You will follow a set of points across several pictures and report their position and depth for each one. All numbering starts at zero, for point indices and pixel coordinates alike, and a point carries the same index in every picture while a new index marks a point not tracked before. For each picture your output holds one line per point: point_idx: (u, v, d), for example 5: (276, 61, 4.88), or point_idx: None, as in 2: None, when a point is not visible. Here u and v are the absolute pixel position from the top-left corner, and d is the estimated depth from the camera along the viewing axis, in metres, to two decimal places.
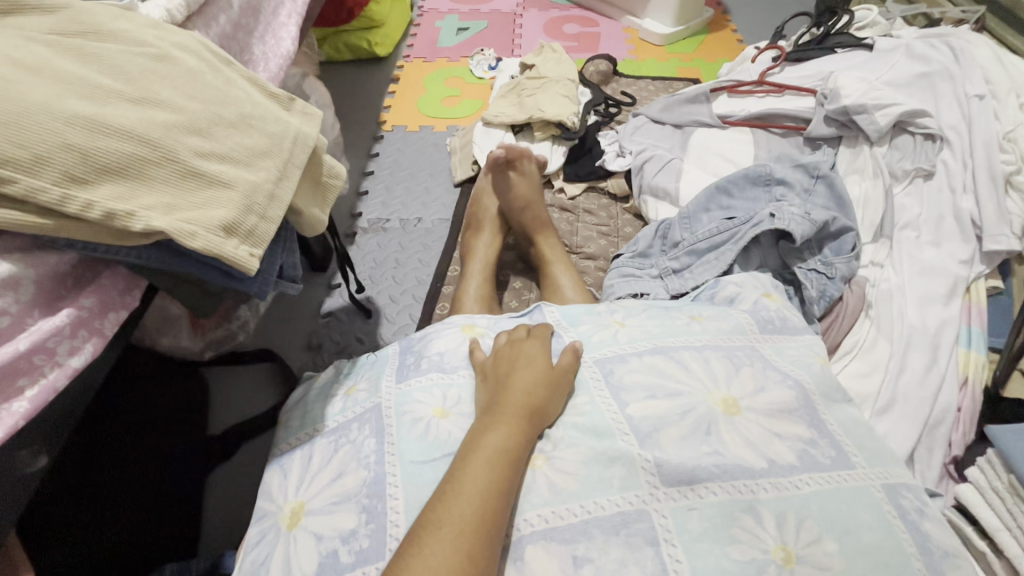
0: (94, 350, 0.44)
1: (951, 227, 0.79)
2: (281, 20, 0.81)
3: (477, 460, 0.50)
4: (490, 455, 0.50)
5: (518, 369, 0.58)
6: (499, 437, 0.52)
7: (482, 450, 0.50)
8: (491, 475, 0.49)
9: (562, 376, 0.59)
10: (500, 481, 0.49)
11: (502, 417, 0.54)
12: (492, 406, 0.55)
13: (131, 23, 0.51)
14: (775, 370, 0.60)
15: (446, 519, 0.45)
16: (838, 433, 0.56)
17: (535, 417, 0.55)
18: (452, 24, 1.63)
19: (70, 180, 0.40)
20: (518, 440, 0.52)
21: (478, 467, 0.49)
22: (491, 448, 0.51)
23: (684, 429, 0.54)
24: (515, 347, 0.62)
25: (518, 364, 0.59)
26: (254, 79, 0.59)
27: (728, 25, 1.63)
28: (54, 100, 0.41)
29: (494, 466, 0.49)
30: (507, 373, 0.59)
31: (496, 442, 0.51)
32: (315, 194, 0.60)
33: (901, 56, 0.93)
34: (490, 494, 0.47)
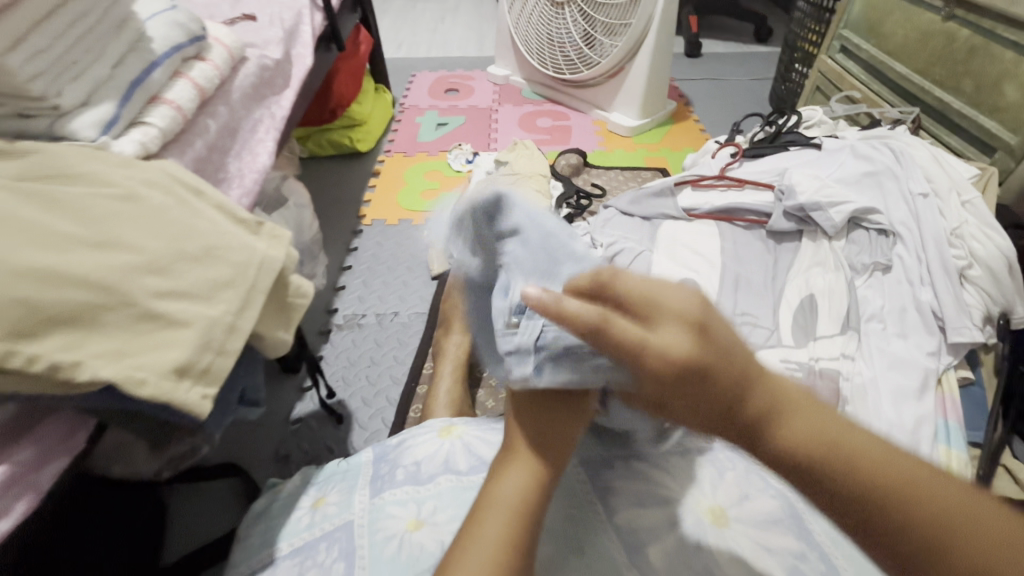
0: (25, 508, 0.41)
1: (915, 320, 0.80)
2: (260, 136, 0.85)
3: (491, 517, 0.41)
4: (505, 509, 0.42)
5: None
6: (514, 484, 0.43)
7: (497, 503, 0.42)
8: (506, 533, 0.41)
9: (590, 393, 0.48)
10: (516, 542, 0.41)
11: (517, 459, 0.45)
12: (506, 445, 0.47)
13: (102, 163, 0.53)
14: (761, 474, 0.53)
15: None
16: (831, 544, 0.48)
17: (559, 454, 0.46)
18: (431, 119, 1.72)
19: (16, 336, 0.39)
20: (538, 483, 0.44)
21: (492, 525, 0.41)
22: (507, 498, 0.43)
23: (669, 546, 0.47)
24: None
25: (533, 386, 0.49)
26: (224, 205, 0.60)
27: (690, 116, 1.75)
28: (9, 254, 0.41)
29: (511, 523, 0.41)
30: (521, 400, 0.49)
31: (511, 490, 0.43)
32: (279, 315, 0.59)
33: (847, 155, 0.99)
34: (507, 559, 0.40)
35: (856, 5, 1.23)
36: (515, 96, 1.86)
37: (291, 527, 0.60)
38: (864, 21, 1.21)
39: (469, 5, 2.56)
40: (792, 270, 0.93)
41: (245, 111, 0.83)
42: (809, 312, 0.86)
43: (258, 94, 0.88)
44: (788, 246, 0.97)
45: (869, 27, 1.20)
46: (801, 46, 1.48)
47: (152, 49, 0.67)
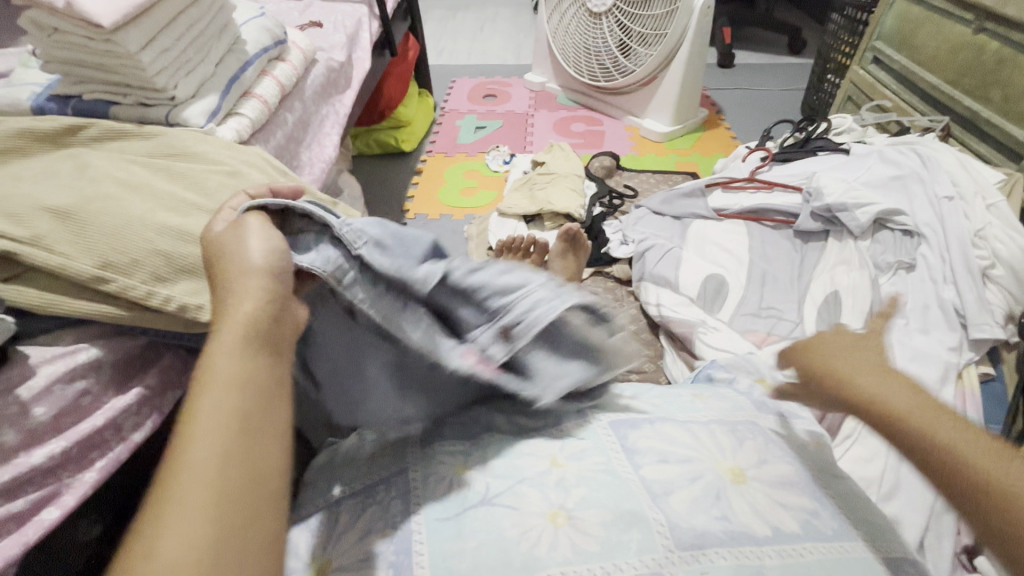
0: (153, 425, 0.49)
1: (937, 316, 0.83)
2: (326, 130, 0.93)
3: (207, 393, 0.33)
4: (232, 380, 0.34)
5: (233, 276, 0.41)
6: (224, 357, 0.35)
7: (209, 378, 0.34)
8: (237, 403, 0.33)
9: (267, 264, 0.43)
10: (246, 406, 0.33)
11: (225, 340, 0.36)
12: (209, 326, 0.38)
13: (211, 145, 0.62)
14: (779, 446, 0.57)
15: (181, 484, 0.29)
16: (841, 507, 0.52)
17: (259, 315, 0.38)
18: (470, 123, 1.81)
19: (156, 279, 0.48)
20: (251, 349, 0.36)
21: (213, 399, 0.33)
22: (225, 369, 0.34)
23: (693, 494, 0.50)
24: (224, 250, 0.44)
25: (229, 274, 0.42)
26: (306, 187, 0.69)
27: (722, 124, 1.79)
28: (150, 214, 0.50)
29: (240, 391, 0.34)
30: (222, 291, 0.41)
31: (230, 362, 0.35)
32: None
33: (875, 160, 1.03)
34: (236, 424, 0.32)
35: (889, 17, 1.27)
36: (551, 102, 1.94)
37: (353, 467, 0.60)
38: (896, 33, 1.25)
39: (506, 16, 2.66)
40: (818, 267, 0.98)
41: (315, 108, 0.93)
42: (833, 308, 0.90)
43: (325, 93, 0.98)
44: (814, 245, 1.02)
45: (901, 39, 1.24)
46: (834, 56, 1.51)
47: (245, 52, 0.76)
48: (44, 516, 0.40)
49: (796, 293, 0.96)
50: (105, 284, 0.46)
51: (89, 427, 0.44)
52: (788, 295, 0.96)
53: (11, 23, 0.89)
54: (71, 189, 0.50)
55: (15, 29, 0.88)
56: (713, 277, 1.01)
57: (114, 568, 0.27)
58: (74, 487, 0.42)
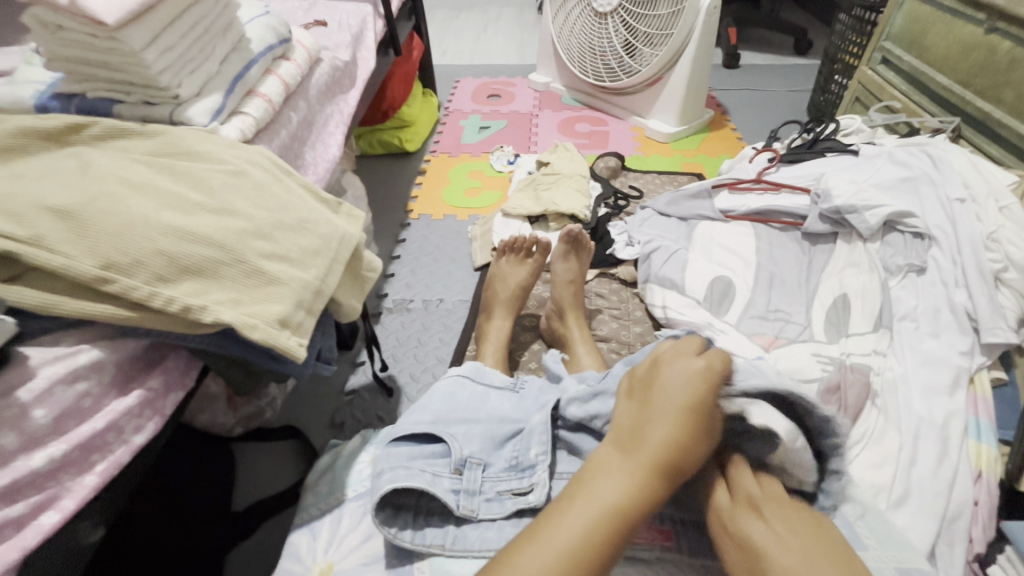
0: (155, 427, 0.49)
1: (948, 320, 0.82)
2: (331, 130, 0.93)
3: (575, 506, 0.43)
4: (595, 514, 0.42)
5: (654, 392, 0.48)
6: (611, 489, 0.44)
7: (593, 501, 0.43)
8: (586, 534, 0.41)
9: (693, 412, 0.46)
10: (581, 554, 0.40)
11: (637, 452, 0.45)
12: (621, 427, 0.49)
13: (215, 144, 0.62)
14: None
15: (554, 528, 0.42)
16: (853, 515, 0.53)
17: (672, 446, 0.45)
18: (475, 122, 1.80)
19: (158, 280, 0.47)
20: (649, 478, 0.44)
21: (601, 486, 0.44)
22: (605, 487, 0.44)
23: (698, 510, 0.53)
24: (655, 376, 0.50)
25: (658, 380, 0.49)
26: (310, 186, 0.68)
27: (727, 124, 1.78)
28: (153, 214, 0.50)
29: (596, 519, 0.42)
30: (640, 413, 0.48)
31: (609, 496, 0.43)
32: (354, 285, 0.67)
33: (884, 162, 1.02)
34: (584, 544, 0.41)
35: (899, 17, 1.26)
36: (555, 102, 1.93)
37: (354, 476, 0.66)
38: (906, 33, 1.24)
39: (511, 15, 2.65)
40: (826, 270, 0.97)
41: (319, 107, 0.92)
42: (842, 310, 0.89)
43: (329, 92, 0.97)
44: (822, 247, 1.01)
45: (911, 39, 1.22)
46: (841, 57, 1.50)
47: (250, 50, 0.76)
48: (44, 519, 0.40)
49: (804, 296, 0.95)
50: (107, 285, 0.45)
51: (89, 429, 0.44)
52: (795, 297, 0.95)
53: (14, 20, 0.89)
54: (74, 188, 0.49)
55: (18, 26, 0.88)
56: (720, 279, 1.00)
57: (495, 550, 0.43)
58: (74, 491, 0.42)
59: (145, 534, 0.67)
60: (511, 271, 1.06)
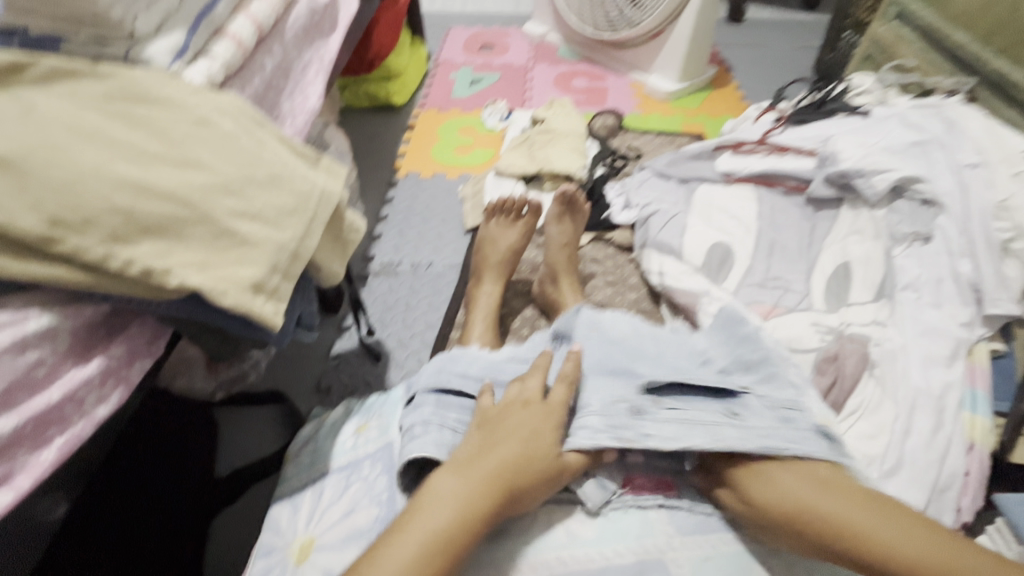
0: (119, 399, 0.45)
1: (951, 291, 0.80)
2: (310, 78, 0.86)
3: (406, 537, 0.45)
4: (424, 545, 0.45)
5: (479, 462, 0.50)
6: (436, 522, 0.46)
7: (426, 537, 0.45)
8: (416, 561, 0.44)
9: (527, 454, 0.52)
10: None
11: (471, 486, 0.48)
12: (418, 500, 0.48)
13: (176, 88, 0.56)
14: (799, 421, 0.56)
15: (381, 560, 0.44)
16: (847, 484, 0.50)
17: (501, 480, 0.49)
18: (466, 75, 1.70)
19: (113, 240, 0.43)
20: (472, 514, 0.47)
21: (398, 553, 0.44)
22: (438, 518, 0.46)
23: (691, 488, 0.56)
24: (500, 420, 0.54)
25: (503, 424, 0.54)
26: (285, 139, 0.63)
27: (730, 83, 1.71)
28: (104, 165, 0.45)
29: (422, 552, 0.44)
30: (481, 450, 0.52)
31: (435, 526, 0.46)
32: (335, 248, 0.62)
33: (896, 124, 0.98)
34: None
35: None
36: (551, 55, 1.83)
37: (337, 447, 0.64)
38: None
39: None
40: (828, 237, 0.94)
41: (296, 52, 0.85)
42: (843, 279, 0.87)
43: (307, 36, 0.89)
44: (826, 213, 0.98)
45: None
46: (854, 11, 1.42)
47: None
48: None
49: (804, 263, 0.92)
50: (55, 245, 0.41)
51: (42, 402, 0.40)
52: (795, 265, 0.92)
53: None
54: (13, 133, 0.44)
55: None
56: (719, 245, 0.96)
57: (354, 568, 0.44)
58: (29, 468, 0.39)
59: (117, 492, 0.65)
60: (501, 234, 1.02)
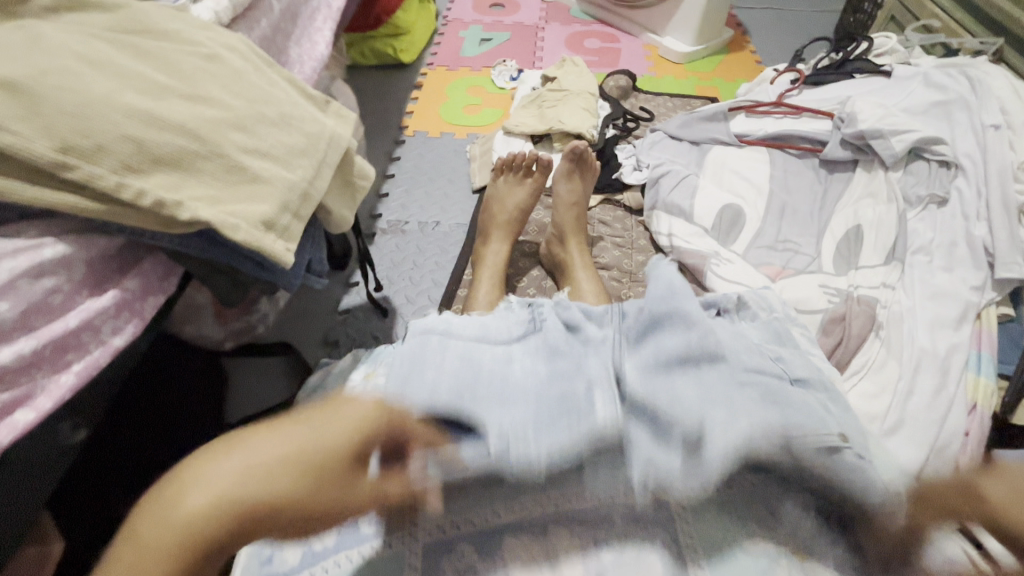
0: (134, 331, 0.46)
1: (964, 254, 0.79)
2: (317, 25, 0.83)
3: (178, 501, 0.35)
4: (187, 520, 0.34)
5: (277, 430, 0.39)
6: (208, 488, 0.35)
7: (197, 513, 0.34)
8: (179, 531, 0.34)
9: (353, 418, 0.41)
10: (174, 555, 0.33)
11: (265, 450, 0.38)
12: (150, 499, 0.36)
13: (183, 23, 0.55)
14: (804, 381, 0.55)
15: (144, 532, 0.34)
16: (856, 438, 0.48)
17: (313, 441, 0.38)
18: (475, 33, 1.66)
19: (126, 169, 0.42)
20: (278, 482, 0.36)
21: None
22: (213, 484, 0.35)
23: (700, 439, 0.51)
24: (339, 383, 0.44)
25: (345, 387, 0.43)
26: (294, 80, 0.62)
27: (747, 46, 1.66)
28: (115, 94, 0.44)
29: (191, 525, 0.34)
30: (314, 405, 0.42)
31: (204, 498, 0.35)
32: (344, 193, 0.62)
33: (918, 85, 0.95)
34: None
35: None
36: (563, 14, 1.77)
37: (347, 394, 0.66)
38: None
39: None
40: (842, 200, 0.92)
41: None
42: (854, 242, 0.86)
43: None
44: (840, 176, 0.96)
45: None
46: None
47: None
48: (18, 417, 0.38)
49: (815, 226, 0.91)
50: (67, 172, 0.41)
51: (60, 327, 0.41)
52: (806, 228, 0.91)
53: None
54: (21, 59, 0.43)
55: None
56: (730, 207, 0.95)
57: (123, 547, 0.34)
58: (49, 390, 0.40)
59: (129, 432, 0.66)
60: (509, 193, 1.01)
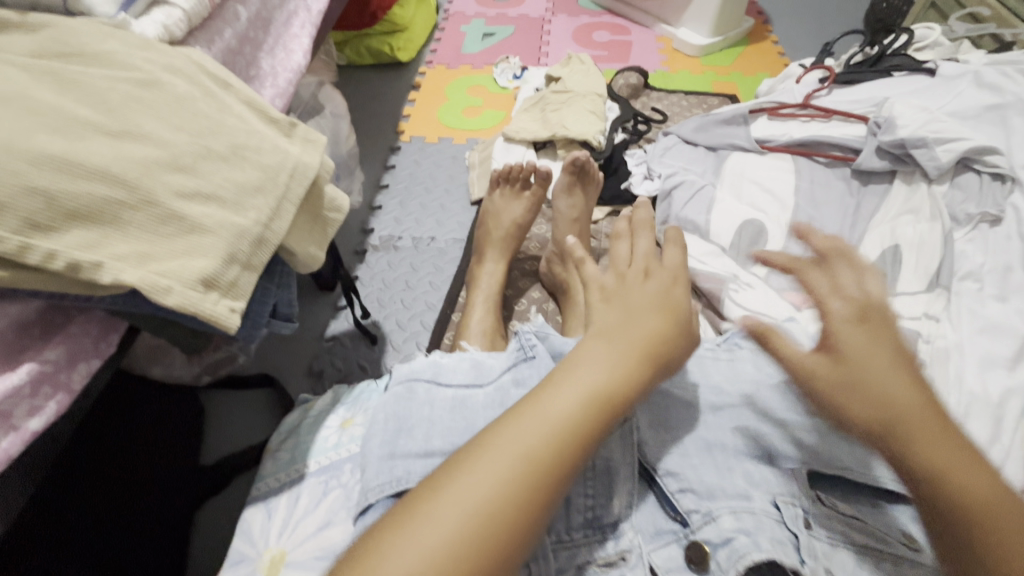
0: (57, 408, 0.40)
1: (1020, 282, 0.69)
2: (294, 31, 0.76)
3: (522, 425, 0.38)
4: (542, 435, 0.38)
5: (595, 359, 0.42)
6: (554, 419, 0.38)
7: (530, 430, 0.38)
8: (549, 444, 0.37)
9: (643, 352, 0.44)
10: (533, 476, 0.36)
11: (587, 378, 0.41)
12: (590, 347, 0.44)
13: (120, 42, 0.48)
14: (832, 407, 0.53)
15: (492, 455, 0.37)
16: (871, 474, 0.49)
17: (631, 382, 0.42)
18: (478, 28, 1.57)
19: (32, 228, 0.36)
20: (593, 421, 0.39)
21: (547, 412, 0.39)
22: (560, 410, 0.39)
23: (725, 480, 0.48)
24: (614, 328, 0.46)
25: (623, 325, 0.46)
26: (254, 102, 0.54)
27: (770, 36, 1.54)
28: (21, 137, 0.38)
29: (543, 443, 0.37)
30: (603, 332, 0.45)
31: (553, 418, 0.38)
32: (312, 230, 0.55)
33: (967, 84, 0.85)
34: (518, 486, 0.36)
35: None
36: (572, 5, 1.67)
37: (319, 444, 0.59)
38: None
39: None
40: (875, 216, 0.83)
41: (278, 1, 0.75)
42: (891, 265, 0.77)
43: None
44: (874, 187, 0.86)
45: None
46: None
47: None
48: None
49: (847, 245, 0.82)
50: None
51: None
52: None
53: None
54: None
55: None
56: (751, 222, 0.86)
57: (455, 466, 0.37)
58: None
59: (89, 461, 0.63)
60: (505, 207, 0.93)
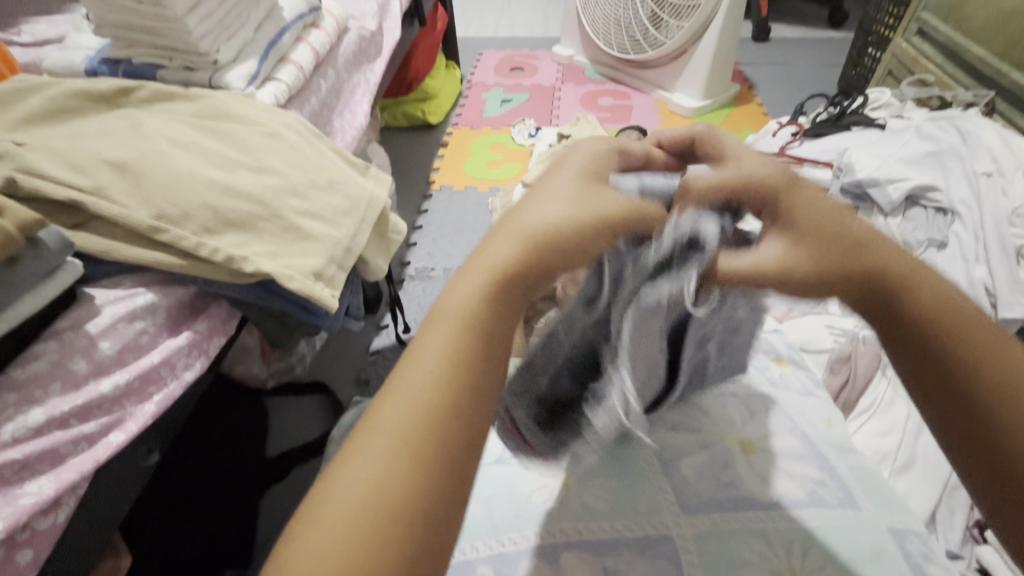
0: (201, 366, 0.53)
1: (967, 295, 0.81)
2: (357, 99, 0.95)
3: (403, 394, 0.31)
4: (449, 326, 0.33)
5: (451, 296, 0.35)
6: (466, 289, 0.35)
7: (441, 319, 0.34)
8: (431, 386, 0.31)
9: (583, 208, 0.37)
10: (421, 437, 0.30)
11: (449, 306, 0.34)
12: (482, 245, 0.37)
13: (251, 107, 0.65)
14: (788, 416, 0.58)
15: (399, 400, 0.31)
16: (830, 457, 0.54)
17: (483, 303, 0.34)
18: (497, 95, 1.80)
19: (205, 232, 0.51)
20: (468, 333, 0.33)
21: (421, 365, 0.32)
22: (428, 366, 0.32)
23: (699, 462, 0.52)
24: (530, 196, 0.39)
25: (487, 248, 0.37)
26: (339, 151, 0.71)
27: (754, 99, 1.75)
28: (196, 171, 0.54)
29: (426, 404, 0.31)
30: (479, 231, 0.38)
31: (434, 359, 0.32)
32: (380, 246, 0.70)
33: (912, 135, 1.01)
34: (415, 443, 0.30)
35: None
36: (578, 75, 1.91)
37: None
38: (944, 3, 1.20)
39: None
40: None
41: (347, 76, 0.94)
42: None
43: (356, 62, 0.98)
44: None
45: (949, 9, 1.18)
46: (876, 28, 1.42)
47: (282, 18, 0.79)
48: (112, 438, 0.44)
49: None
50: (159, 234, 0.50)
51: (147, 363, 0.48)
52: None
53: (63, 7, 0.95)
54: (125, 145, 0.53)
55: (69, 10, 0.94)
56: None
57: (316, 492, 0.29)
58: (137, 416, 0.46)
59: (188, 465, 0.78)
60: None
